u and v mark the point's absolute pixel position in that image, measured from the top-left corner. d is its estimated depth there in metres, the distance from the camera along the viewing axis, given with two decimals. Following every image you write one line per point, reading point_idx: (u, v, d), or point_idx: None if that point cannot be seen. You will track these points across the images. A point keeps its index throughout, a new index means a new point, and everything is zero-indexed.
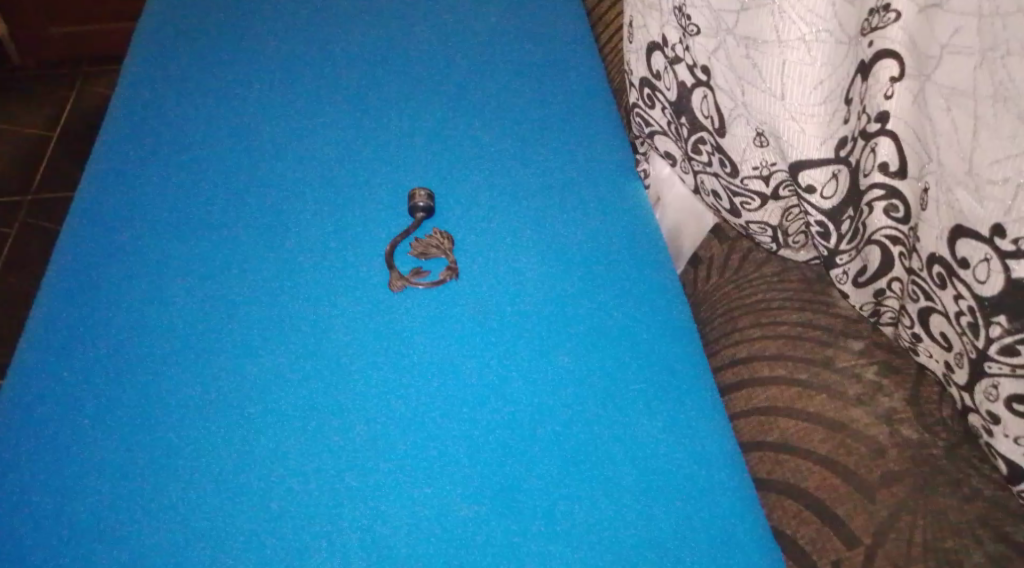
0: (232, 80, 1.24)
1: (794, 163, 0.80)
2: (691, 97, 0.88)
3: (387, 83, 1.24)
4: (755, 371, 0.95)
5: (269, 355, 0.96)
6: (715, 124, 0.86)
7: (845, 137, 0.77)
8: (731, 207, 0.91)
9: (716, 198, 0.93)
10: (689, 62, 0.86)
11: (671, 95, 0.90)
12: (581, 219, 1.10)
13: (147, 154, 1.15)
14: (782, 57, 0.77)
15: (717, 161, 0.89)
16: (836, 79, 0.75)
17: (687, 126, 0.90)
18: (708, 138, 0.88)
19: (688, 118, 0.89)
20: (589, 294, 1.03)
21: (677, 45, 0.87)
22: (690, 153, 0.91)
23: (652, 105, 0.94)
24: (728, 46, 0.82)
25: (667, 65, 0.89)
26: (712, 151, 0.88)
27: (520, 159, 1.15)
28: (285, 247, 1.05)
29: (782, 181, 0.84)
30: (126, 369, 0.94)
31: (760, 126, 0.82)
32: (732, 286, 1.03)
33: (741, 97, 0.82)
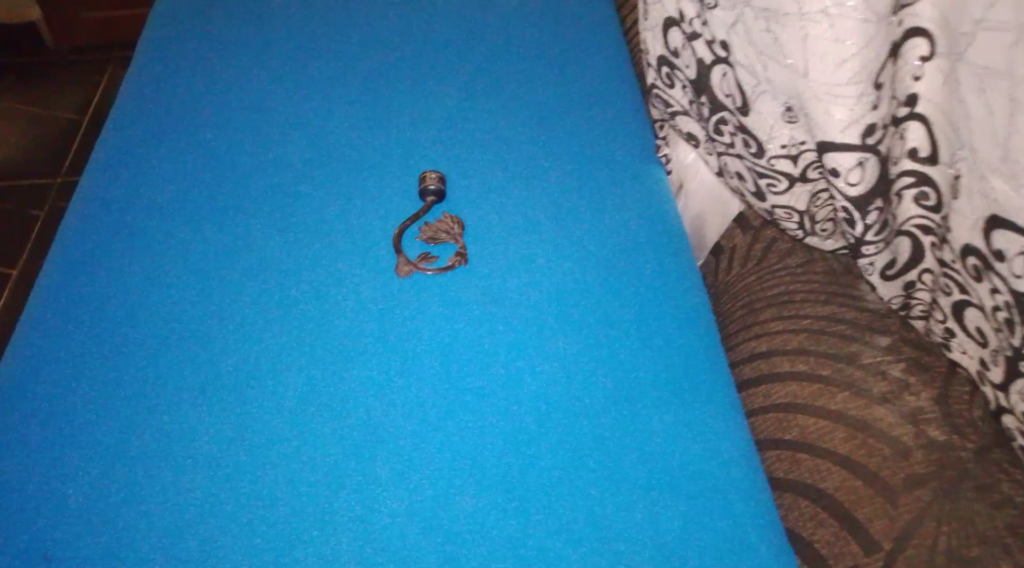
0: (246, 63, 1.22)
1: (819, 143, 0.73)
2: (710, 74, 0.81)
3: (404, 64, 1.21)
4: (775, 367, 0.91)
5: (272, 340, 0.94)
6: (736, 103, 0.80)
7: (874, 124, 0.71)
8: (756, 191, 0.84)
9: (739, 181, 0.86)
10: (707, 38, 0.80)
11: (690, 73, 0.85)
12: (596, 206, 1.06)
13: (157, 135, 1.13)
14: (803, 31, 0.71)
15: (740, 141, 0.82)
16: (866, 55, 0.68)
17: (708, 105, 0.84)
18: (730, 118, 0.82)
19: (707, 97, 0.83)
20: (603, 284, 0.99)
21: (693, 21, 0.81)
22: (711, 134, 0.85)
23: (672, 84, 0.89)
24: (746, 20, 0.75)
25: (685, 42, 0.84)
26: (734, 131, 0.82)
27: (536, 144, 1.12)
28: (292, 231, 1.03)
29: (812, 162, 0.78)
30: (128, 352, 0.93)
31: (788, 101, 0.75)
32: (754, 278, 0.99)
33: (764, 72, 0.76)
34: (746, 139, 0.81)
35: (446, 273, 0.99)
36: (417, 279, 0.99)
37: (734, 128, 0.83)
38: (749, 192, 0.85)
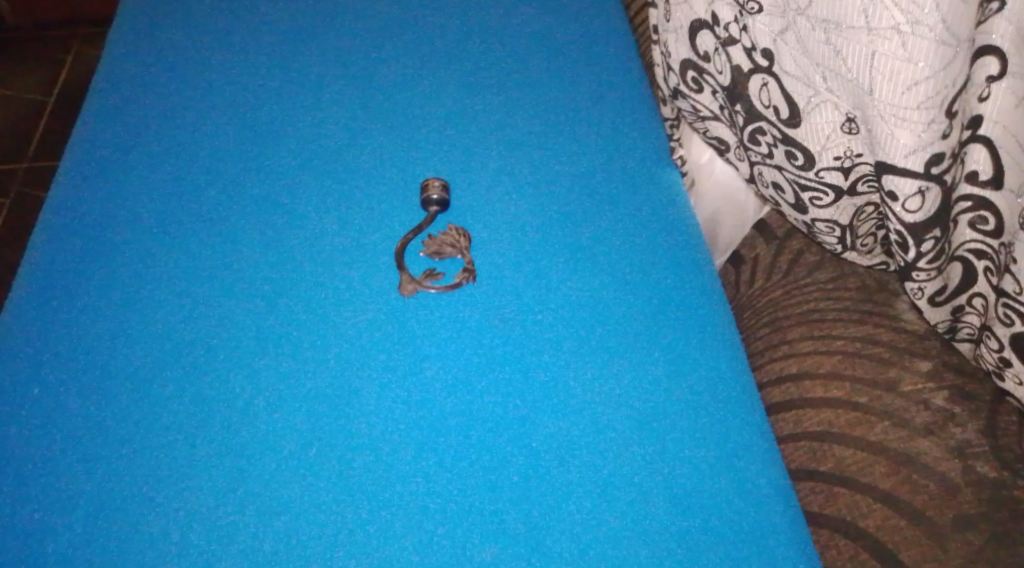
0: (225, 54, 1.12)
1: (877, 163, 0.67)
2: (748, 83, 0.73)
3: (398, 54, 1.11)
4: (807, 392, 0.85)
5: (265, 371, 0.86)
6: (780, 114, 0.73)
7: (941, 153, 0.64)
8: (796, 202, 0.78)
9: (776, 192, 0.80)
10: (746, 44, 0.72)
11: (723, 79, 0.76)
12: (612, 215, 0.99)
13: (133, 138, 1.04)
14: (870, 47, 0.63)
15: (780, 153, 0.75)
16: (938, 81, 0.61)
17: (743, 114, 0.76)
18: (769, 129, 0.75)
19: (743, 106, 0.75)
20: (623, 301, 0.92)
21: (729, 25, 0.73)
22: (746, 143, 0.78)
23: (698, 88, 0.80)
24: (800, 29, 0.68)
25: (718, 46, 0.75)
26: (775, 142, 0.75)
27: (545, 145, 1.04)
28: (283, 245, 0.94)
29: (864, 175, 0.72)
30: (109, 387, 0.85)
31: (850, 112, 0.68)
32: (781, 292, 0.93)
33: (822, 84, 0.69)
34: (789, 152, 0.74)
35: (454, 292, 0.91)
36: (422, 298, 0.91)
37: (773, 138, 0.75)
38: (789, 202, 0.79)
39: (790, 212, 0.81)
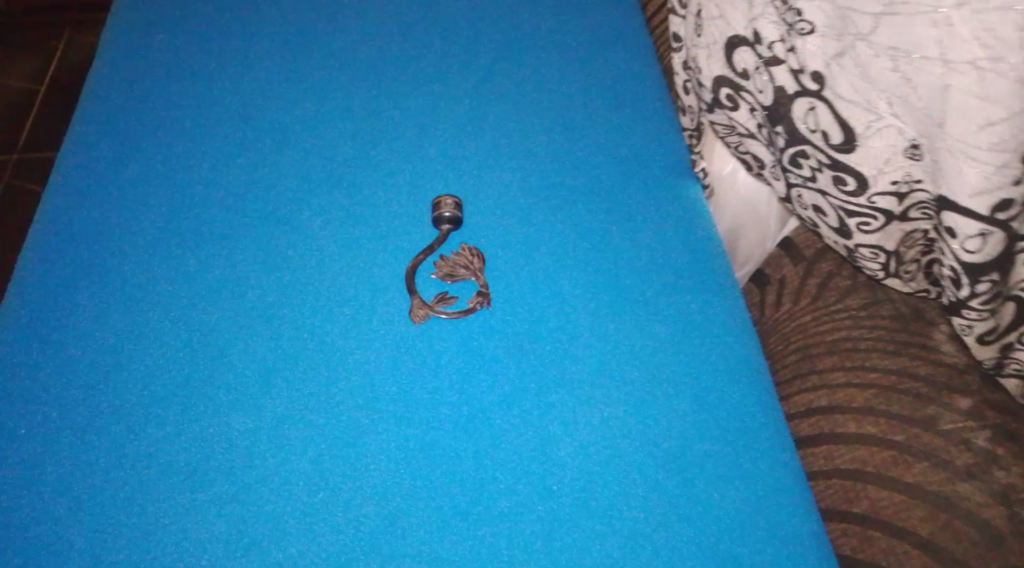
0: (224, 58, 1.06)
1: (938, 197, 0.62)
2: (792, 105, 0.68)
3: (407, 61, 1.05)
4: (839, 427, 0.82)
5: (265, 403, 0.80)
6: (828, 139, 0.67)
7: (1010, 199, 0.59)
8: (839, 227, 0.73)
9: (817, 215, 0.75)
10: (794, 66, 0.67)
11: (763, 99, 0.71)
12: (632, 233, 0.93)
13: (126, 147, 0.98)
14: (943, 80, 0.59)
15: (824, 178, 0.70)
16: (1016, 123, 0.56)
17: (784, 136, 0.70)
18: (813, 153, 0.69)
19: (784, 128, 0.70)
20: (644, 327, 0.87)
21: (774, 44, 0.68)
22: (786, 165, 0.73)
23: (734, 106, 0.75)
24: (860, 54, 0.63)
25: (760, 65, 0.70)
26: (818, 167, 0.69)
27: (561, 158, 0.98)
28: (283, 265, 0.89)
29: (919, 203, 0.66)
30: (99, 417, 0.79)
31: (915, 139, 0.63)
32: (810, 319, 0.89)
33: (884, 109, 0.63)
34: (836, 177, 0.68)
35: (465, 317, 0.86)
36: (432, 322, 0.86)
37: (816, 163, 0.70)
38: (831, 227, 0.75)
39: (830, 237, 0.76)
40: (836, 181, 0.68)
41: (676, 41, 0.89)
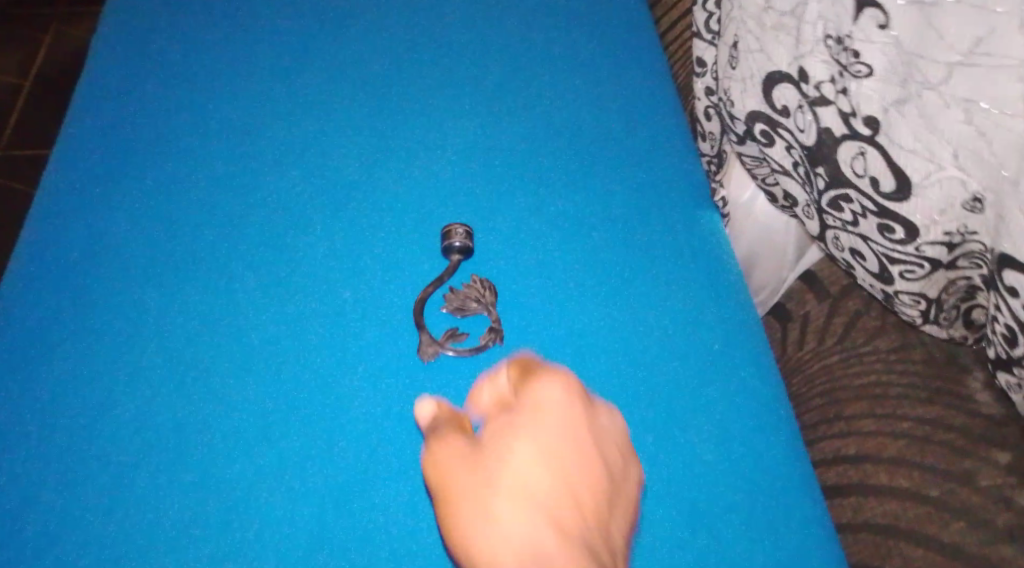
0: (200, 55, 0.91)
1: (1002, 254, 0.58)
2: (839, 148, 0.64)
3: (410, 59, 0.91)
4: (868, 476, 0.78)
5: (235, 471, 0.66)
6: (878, 186, 0.63)
7: None
8: (879, 272, 0.70)
9: (854, 258, 0.72)
10: (844, 108, 0.63)
11: (805, 138, 0.67)
12: (671, 259, 0.80)
13: (74, 154, 0.83)
14: None
15: (867, 224, 0.66)
16: None
17: (826, 178, 0.66)
18: (858, 198, 0.65)
19: (828, 171, 0.66)
20: (685, 371, 0.74)
21: (822, 84, 0.63)
22: (825, 207, 0.69)
23: (768, 142, 0.71)
24: (926, 101, 0.58)
25: (802, 103, 0.65)
26: (863, 213, 0.66)
27: (589, 173, 0.85)
28: (263, 300, 0.74)
29: (972, 252, 0.63)
30: (37, 487, 0.66)
31: (979, 191, 0.59)
32: (837, 359, 0.86)
33: (948, 159, 0.59)
34: (883, 224, 0.64)
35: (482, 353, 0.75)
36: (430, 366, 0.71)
37: (860, 207, 0.66)
38: (870, 272, 0.71)
39: (866, 280, 0.73)
40: (882, 228, 0.65)
41: (701, 65, 0.84)
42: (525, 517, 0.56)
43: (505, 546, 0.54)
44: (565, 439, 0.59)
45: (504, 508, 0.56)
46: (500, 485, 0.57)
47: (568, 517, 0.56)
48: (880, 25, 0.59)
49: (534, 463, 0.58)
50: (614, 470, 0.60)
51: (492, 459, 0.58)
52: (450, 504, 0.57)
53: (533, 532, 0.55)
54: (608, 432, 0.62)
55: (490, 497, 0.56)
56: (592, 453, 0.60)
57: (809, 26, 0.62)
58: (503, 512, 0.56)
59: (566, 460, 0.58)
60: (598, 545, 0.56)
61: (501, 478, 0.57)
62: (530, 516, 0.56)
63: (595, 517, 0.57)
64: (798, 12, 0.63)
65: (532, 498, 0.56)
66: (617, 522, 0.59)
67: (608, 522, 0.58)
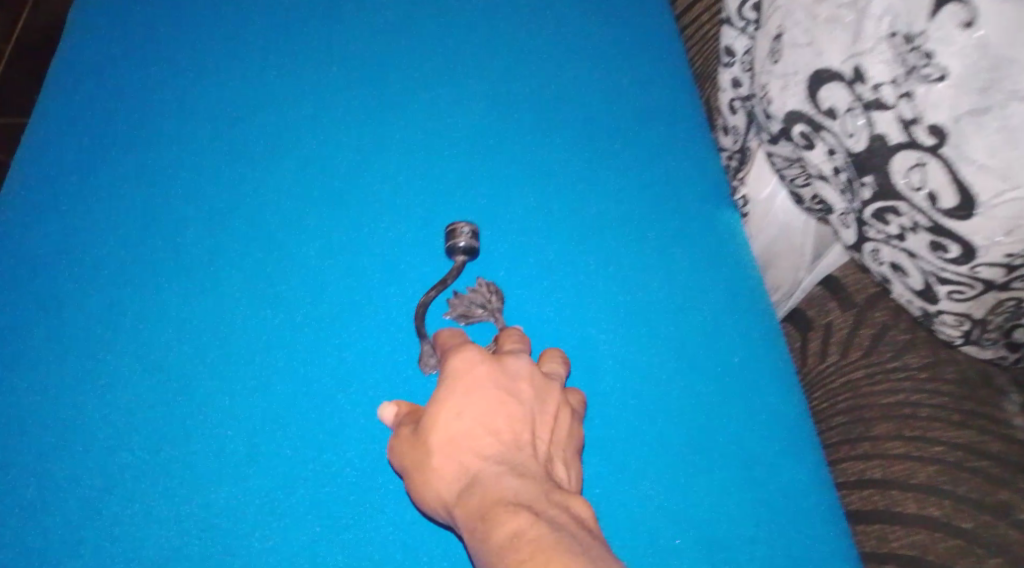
0: (209, 55, 0.87)
1: None
2: (895, 157, 0.60)
3: (429, 72, 0.89)
4: (895, 505, 0.74)
5: (257, 473, 0.68)
6: (935, 200, 0.58)
7: None
8: (921, 289, 0.65)
9: (895, 273, 0.66)
10: (904, 114, 0.58)
11: (852, 144, 0.62)
12: (683, 277, 0.82)
13: (95, 158, 0.81)
14: None
15: (916, 239, 0.61)
16: None
17: (872, 188, 0.62)
18: (909, 212, 0.61)
19: (877, 179, 0.62)
20: (690, 386, 0.77)
21: (881, 85, 0.59)
22: (869, 219, 0.64)
23: (809, 146, 0.67)
24: (1008, 112, 0.53)
25: (853, 107, 0.61)
26: (914, 227, 0.61)
27: (609, 200, 0.84)
28: (280, 311, 0.74)
29: None
30: (62, 488, 0.67)
31: None
32: (861, 374, 0.80)
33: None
34: (935, 241, 0.60)
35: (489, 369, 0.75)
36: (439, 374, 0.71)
37: (910, 222, 0.61)
38: (910, 288, 0.66)
39: (904, 296, 0.68)
40: (934, 245, 0.60)
41: (729, 55, 0.79)
42: (456, 463, 0.61)
43: (445, 489, 0.60)
44: (477, 394, 0.63)
45: (439, 463, 0.61)
46: (429, 451, 0.62)
47: (489, 447, 0.61)
48: (964, 24, 0.54)
49: (455, 416, 0.62)
50: (525, 393, 0.64)
51: (422, 434, 0.63)
52: (406, 465, 0.63)
53: (462, 470, 0.60)
54: (515, 374, 0.65)
55: (427, 461, 0.61)
56: (499, 389, 0.63)
57: (872, 21, 0.59)
58: (436, 464, 0.61)
59: (478, 400, 0.63)
60: (521, 459, 0.61)
61: (433, 433, 0.62)
62: (464, 468, 0.60)
63: (519, 433, 0.62)
64: (860, 6, 0.60)
65: (458, 446, 0.61)
66: (543, 426, 0.64)
67: (530, 439, 0.63)
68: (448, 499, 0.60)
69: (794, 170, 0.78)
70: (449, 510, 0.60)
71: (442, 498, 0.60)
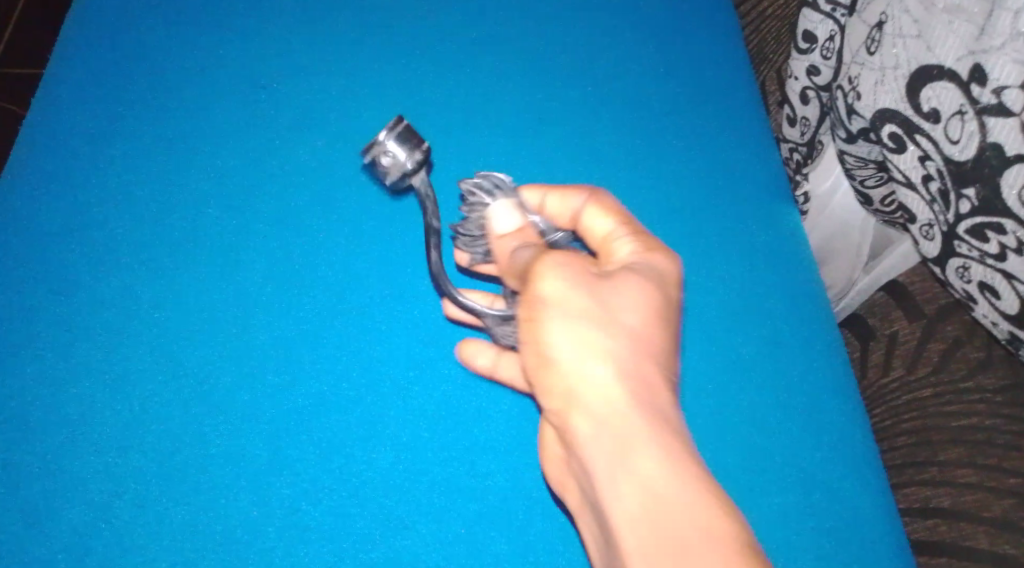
0: (231, 17, 0.80)
1: None
2: (1009, 170, 0.55)
3: (469, 43, 0.82)
4: (963, 537, 0.68)
5: (280, 480, 0.63)
6: None
7: None
8: (1014, 312, 0.61)
9: (984, 293, 0.63)
10: None
11: (954, 152, 0.58)
12: (738, 278, 0.76)
13: (110, 128, 0.75)
14: None
15: (1019, 261, 0.58)
16: None
17: (974, 201, 0.58)
18: (1016, 231, 0.56)
19: (981, 192, 0.57)
20: (745, 399, 0.71)
21: (1006, 88, 0.54)
22: (964, 233, 0.60)
23: (899, 148, 0.62)
24: None
25: (964, 109, 0.56)
26: (1020, 247, 0.57)
27: (661, 194, 0.78)
28: (307, 303, 0.69)
29: None
30: (72, 490, 0.62)
31: None
32: (930, 391, 0.75)
33: None
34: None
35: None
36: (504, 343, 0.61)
37: (1014, 241, 0.57)
38: (999, 310, 0.62)
39: (987, 319, 0.64)
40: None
41: (808, 41, 0.72)
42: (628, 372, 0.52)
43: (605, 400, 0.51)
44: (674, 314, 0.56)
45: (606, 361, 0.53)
46: (614, 348, 0.52)
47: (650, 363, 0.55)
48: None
49: (650, 322, 0.53)
50: None
51: (611, 319, 0.52)
52: (562, 345, 0.52)
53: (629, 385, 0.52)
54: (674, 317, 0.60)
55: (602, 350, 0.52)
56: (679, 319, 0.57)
57: (1006, 15, 0.53)
58: (613, 368, 0.52)
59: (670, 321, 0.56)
60: None
61: (624, 326, 0.53)
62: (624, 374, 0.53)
63: None
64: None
65: (645, 361, 0.52)
66: None
67: None
68: (607, 406, 0.51)
69: (866, 172, 0.72)
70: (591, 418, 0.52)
71: (598, 405, 0.52)
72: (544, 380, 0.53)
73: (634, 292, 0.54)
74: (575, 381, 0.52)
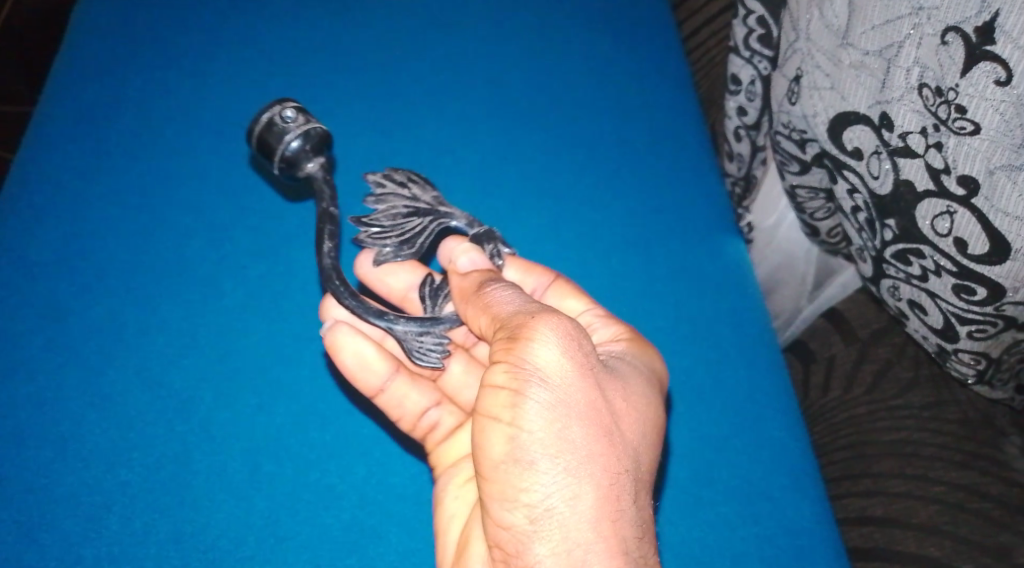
0: (213, 62, 0.85)
1: None
2: (919, 203, 0.62)
3: (438, 87, 0.88)
4: (894, 542, 0.73)
5: (262, 492, 0.67)
6: (958, 245, 0.61)
7: None
8: (940, 327, 0.69)
9: (913, 310, 0.70)
10: (931, 163, 0.60)
11: (875, 186, 0.66)
12: (687, 303, 0.82)
13: (101, 162, 0.79)
14: None
15: (940, 282, 0.65)
16: None
17: (896, 229, 0.66)
18: (934, 255, 0.64)
19: (900, 222, 0.65)
20: (694, 415, 0.77)
21: (910, 133, 0.61)
22: (892, 257, 0.68)
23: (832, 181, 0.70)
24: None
25: (880, 149, 0.64)
26: (942, 269, 0.64)
27: (617, 225, 0.84)
28: (287, 327, 0.73)
29: None
30: (63, 502, 0.65)
31: None
32: (863, 408, 0.81)
33: None
34: (960, 285, 0.63)
35: (408, 299, 0.68)
36: (418, 354, 0.62)
37: (937, 265, 0.64)
38: (928, 325, 0.70)
39: (919, 332, 0.71)
40: (960, 287, 0.63)
41: (736, 83, 0.80)
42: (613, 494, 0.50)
43: (583, 526, 0.49)
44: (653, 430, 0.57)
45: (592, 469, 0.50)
46: (610, 469, 0.50)
47: None
48: (998, 82, 0.54)
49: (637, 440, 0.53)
50: None
51: (611, 432, 0.51)
52: (552, 457, 0.49)
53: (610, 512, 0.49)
54: None
55: (593, 467, 0.50)
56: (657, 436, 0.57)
57: (901, 71, 0.60)
58: (603, 492, 0.49)
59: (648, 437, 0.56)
60: None
61: (622, 441, 0.51)
62: None
63: None
64: (888, 54, 0.61)
65: (636, 491, 0.51)
66: None
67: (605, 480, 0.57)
68: (587, 542, 0.48)
69: (817, 204, 0.78)
70: (559, 544, 0.49)
71: (578, 533, 0.48)
72: (518, 480, 0.50)
73: (630, 400, 0.54)
74: (564, 499, 0.49)
